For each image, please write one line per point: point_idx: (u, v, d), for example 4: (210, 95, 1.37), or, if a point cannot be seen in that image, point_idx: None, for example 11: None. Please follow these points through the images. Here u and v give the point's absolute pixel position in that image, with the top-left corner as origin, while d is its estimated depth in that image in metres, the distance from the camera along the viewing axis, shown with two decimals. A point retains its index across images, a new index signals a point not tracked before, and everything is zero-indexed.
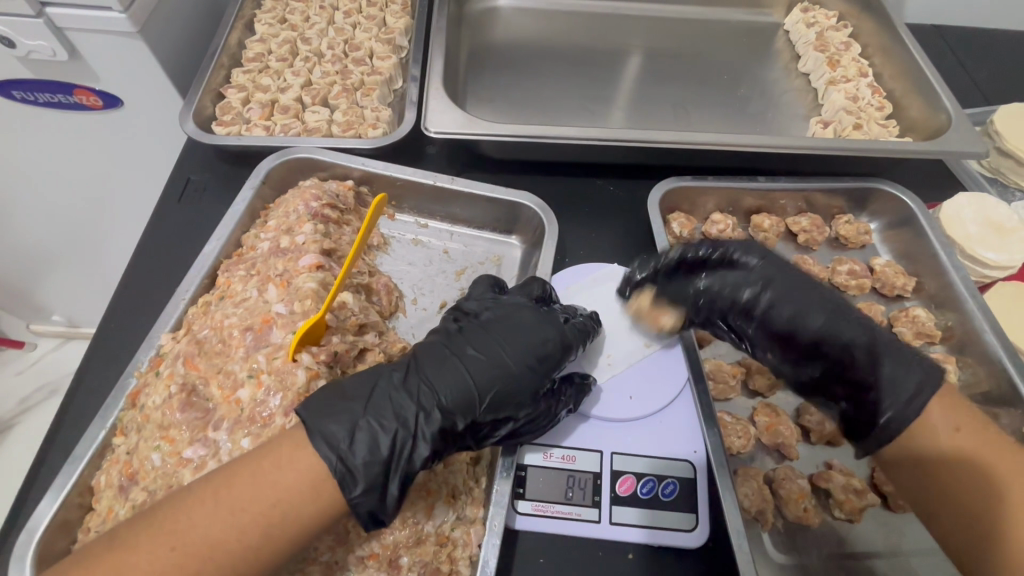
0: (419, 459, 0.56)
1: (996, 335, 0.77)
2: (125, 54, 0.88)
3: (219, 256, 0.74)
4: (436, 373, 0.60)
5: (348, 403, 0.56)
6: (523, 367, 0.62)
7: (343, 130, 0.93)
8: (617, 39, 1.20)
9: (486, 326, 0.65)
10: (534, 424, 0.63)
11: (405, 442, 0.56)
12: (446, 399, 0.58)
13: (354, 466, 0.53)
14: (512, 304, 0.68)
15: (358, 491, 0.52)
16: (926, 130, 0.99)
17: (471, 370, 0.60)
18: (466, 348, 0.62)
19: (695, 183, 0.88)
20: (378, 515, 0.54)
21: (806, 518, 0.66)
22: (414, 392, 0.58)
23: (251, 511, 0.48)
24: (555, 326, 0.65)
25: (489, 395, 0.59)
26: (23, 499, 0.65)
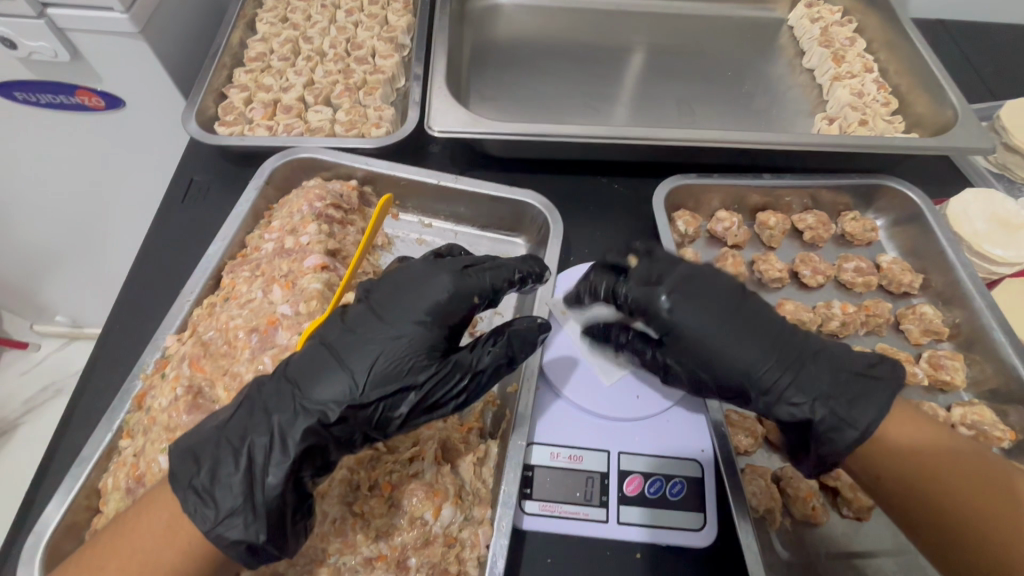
0: (275, 479, 0.50)
1: (1004, 331, 0.76)
2: (126, 55, 0.88)
3: (223, 257, 0.74)
4: (309, 368, 0.54)
5: (206, 429, 0.53)
6: (410, 329, 0.56)
7: (346, 129, 0.92)
8: (620, 35, 1.19)
9: (367, 303, 0.59)
10: (443, 391, 0.56)
11: (261, 457, 0.51)
12: (313, 391, 0.53)
13: (211, 493, 0.49)
14: (395, 271, 0.62)
15: (213, 523, 0.48)
16: (932, 126, 0.98)
17: (345, 358, 0.55)
18: (345, 333, 0.56)
19: (700, 181, 0.87)
20: (253, 542, 0.49)
21: (814, 517, 0.66)
22: (282, 391, 0.54)
23: (111, 566, 0.48)
24: (446, 277, 0.59)
25: (368, 377, 0.54)
26: (31, 500, 0.65)
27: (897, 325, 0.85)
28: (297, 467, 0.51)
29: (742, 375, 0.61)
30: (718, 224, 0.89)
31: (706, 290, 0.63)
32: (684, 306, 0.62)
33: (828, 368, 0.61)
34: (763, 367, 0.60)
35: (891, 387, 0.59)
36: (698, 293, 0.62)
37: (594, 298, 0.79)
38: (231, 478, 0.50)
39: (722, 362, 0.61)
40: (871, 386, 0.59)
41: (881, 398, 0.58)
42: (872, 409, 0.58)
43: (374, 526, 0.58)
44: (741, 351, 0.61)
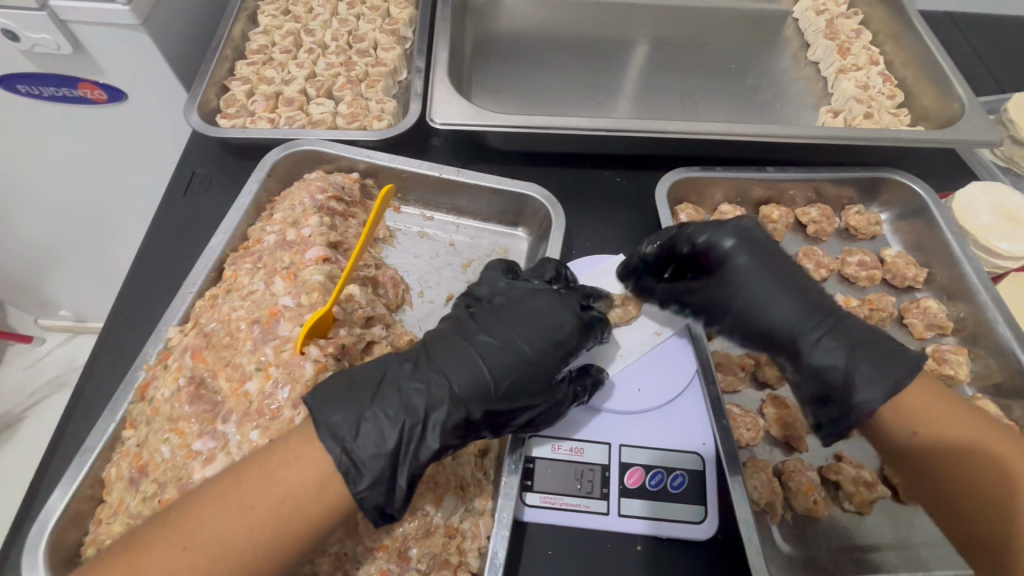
0: (427, 453, 0.54)
1: (1009, 325, 0.76)
2: (129, 47, 0.87)
3: (225, 249, 0.74)
4: (448, 361, 0.57)
5: (348, 394, 0.54)
6: (535, 347, 0.60)
7: (348, 122, 0.92)
8: (624, 28, 1.18)
9: (495, 313, 0.63)
10: (553, 412, 0.61)
11: (414, 434, 0.54)
12: (459, 386, 0.56)
13: (360, 459, 0.51)
14: (526, 291, 0.65)
15: (364, 485, 0.50)
16: (938, 119, 0.97)
17: (485, 358, 0.58)
18: (478, 334, 0.60)
19: (703, 174, 0.86)
20: (387, 508, 0.52)
21: (815, 510, 0.66)
22: (427, 377, 0.56)
23: (263, 508, 0.47)
24: (571, 310, 0.62)
25: (506, 381, 0.57)
26: (36, 489, 0.65)
27: (901, 319, 0.84)
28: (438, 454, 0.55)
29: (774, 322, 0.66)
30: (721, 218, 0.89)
31: (750, 247, 0.69)
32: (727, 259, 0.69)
33: (861, 339, 0.63)
34: (791, 319, 0.65)
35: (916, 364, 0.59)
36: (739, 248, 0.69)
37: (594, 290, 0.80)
38: (383, 443, 0.52)
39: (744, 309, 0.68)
40: (895, 362, 0.60)
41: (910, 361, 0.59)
42: (895, 368, 0.60)
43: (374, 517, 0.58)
44: (782, 304, 0.66)
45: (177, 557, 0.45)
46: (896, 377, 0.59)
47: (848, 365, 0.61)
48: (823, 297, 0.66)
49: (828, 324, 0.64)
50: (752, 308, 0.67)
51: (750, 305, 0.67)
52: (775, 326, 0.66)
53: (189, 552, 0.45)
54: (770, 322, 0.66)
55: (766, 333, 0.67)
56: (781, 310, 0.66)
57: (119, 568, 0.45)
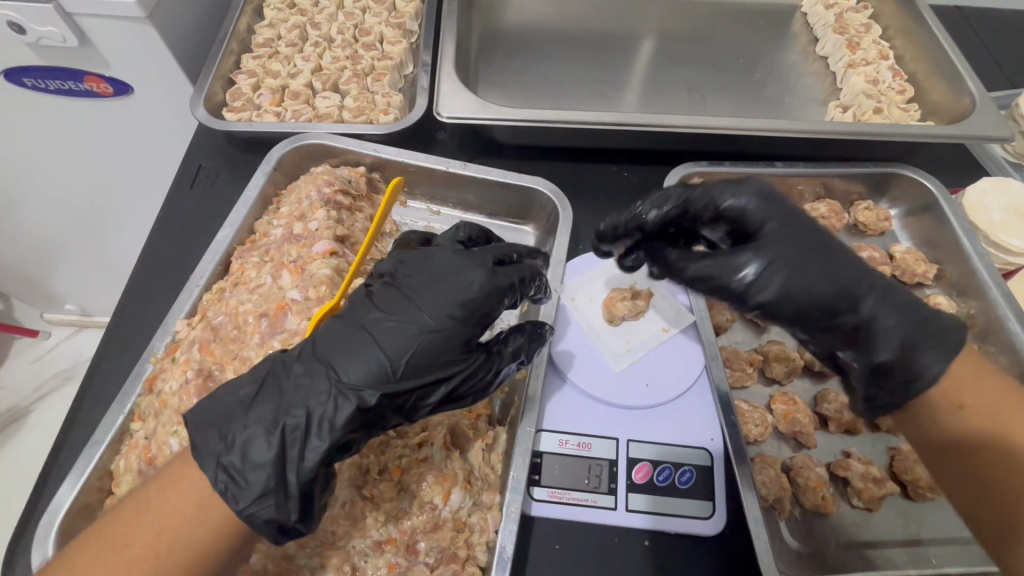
0: (313, 456, 0.49)
1: (1020, 322, 0.75)
2: (135, 40, 0.87)
3: (232, 242, 0.74)
4: (337, 350, 0.53)
5: (231, 404, 0.52)
6: (439, 316, 0.54)
7: (354, 116, 0.91)
8: (630, 21, 1.17)
9: (394, 287, 0.57)
10: (472, 383, 0.56)
11: (295, 437, 0.50)
12: (347, 375, 0.51)
13: (242, 473, 0.48)
14: (425, 256, 0.59)
15: (246, 502, 0.48)
16: (949, 114, 0.96)
17: (378, 340, 0.53)
18: (370, 314, 0.55)
19: (711, 169, 0.86)
20: (284, 521, 0.49)
21: (824, 506, 0.65)
22: (313, 372, 0.52)
23: (135, 547, 0.48)
24: (477, 269, 0.57)
25: (402, 363, 0.52)
26: (45, 482, 0.66)
27: None
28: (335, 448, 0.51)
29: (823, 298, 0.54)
30: None
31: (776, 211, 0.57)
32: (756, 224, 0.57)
33: (904, 309, 0.55)
34: (835, 293, 0.54)
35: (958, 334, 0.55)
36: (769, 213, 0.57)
37: (602, 285, 0.79)
38: (264, 454, 0.49)
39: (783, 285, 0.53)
40: (942, 335, 0.54)
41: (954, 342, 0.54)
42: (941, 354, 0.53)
43: (383, 510, 0.58)
44: (825, 274, 0.54)
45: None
46: (950, 351, 0.54)
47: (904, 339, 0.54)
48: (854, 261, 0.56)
49: (874, 286, 0.55)
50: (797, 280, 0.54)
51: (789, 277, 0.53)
52: (824, 302, 0.54)
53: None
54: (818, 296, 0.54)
55: (808, 311, 0.54)
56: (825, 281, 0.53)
57: None
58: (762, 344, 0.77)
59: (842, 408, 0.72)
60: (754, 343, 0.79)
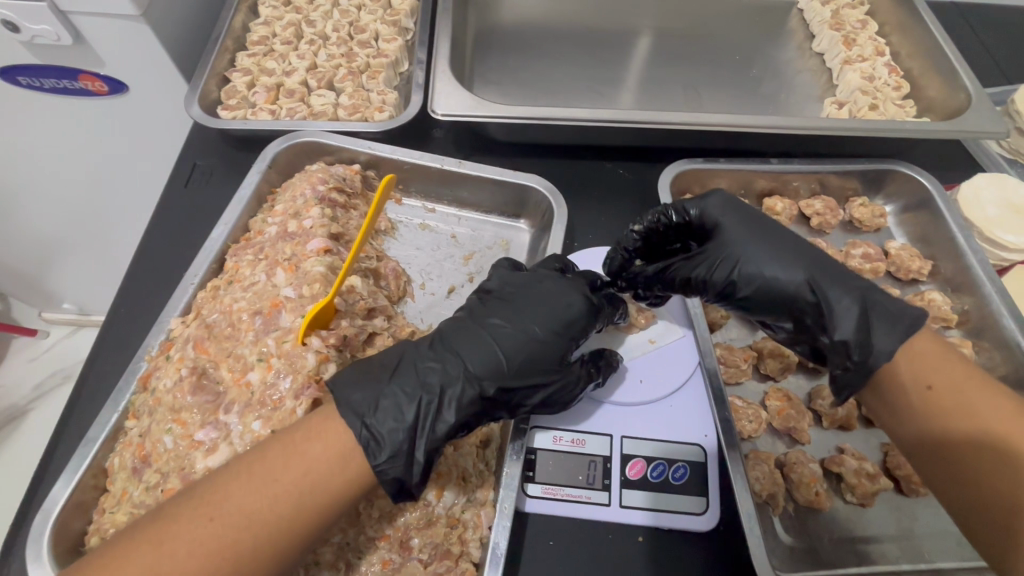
0: (443, 428, 0.54)
1: (1014, 317, 0.75)
2: (129, 37, 0.87)
3: (226, 240, 0.74)
4: (463, 342, 0.58)
5: (370, 374, 0.55)
6: (546, 326, 0.60)
7: (349, 113, 0.91)
8: (627, 17, 1.16)
9: (506, 298, 0.62)
10: (568, 391, 0.61)
11: (429, 411, 0.54)
12: (473, 365, 0.56)
13: (379, 433, 0.52)
14: (534, 276, 0.64)
15: (384, 457, 0.51)
16: (944, 110, 0.96)
17: (497, 337, 0.58)
18: (490, 317, 0.60)
19: (705, 165, 0.86)
20: (405, 483, 0.52)
21: (818, 502, 0.66)
22: (443, 358, 0.57)
23: (285, 480, 0.47)
24: (581, 293, 0.62)
25: (519, 360, 0.57)
26: (39, 480, 0.66)
27: None
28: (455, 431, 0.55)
29: (778, 287, 0.63)
30: None
31: (742, 215, 0.67)
32: (725, 227, 0.67)
33: (856, 293, 0.60)
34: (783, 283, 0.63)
35: (914, 318, 0.58)
36: (735, 218, 0.67)
37: None
38: (402, 418, 0.53)
39: (751, 274, 0.64)
40: (897, 317, 0.58)
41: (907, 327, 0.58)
42: (892, 334, 0.57)
43: (378, 506, 0.59)
44: (778, 262, 0.63)
45: (204, 528, 0.45)
46: (903, 330, 0.57)
47: (854, 316, 0.59)
48: (818, 253, 0.64)
49: (827, 278, 0.61)
50: (749, 274, 0.64)
51: (741, 272, 0.65)
52: (776, 289, 0.63)
53: (218, 522, 0.45)
54: (771, 283, 0.64)
55: (764, 301, 0.65)
56: (783, 271, 0.63)
57: (147, 543, 0.44)
58: (756, 340, 0.78)
59: (836, 403, 0.72)
60: (748, 339, 0.79)
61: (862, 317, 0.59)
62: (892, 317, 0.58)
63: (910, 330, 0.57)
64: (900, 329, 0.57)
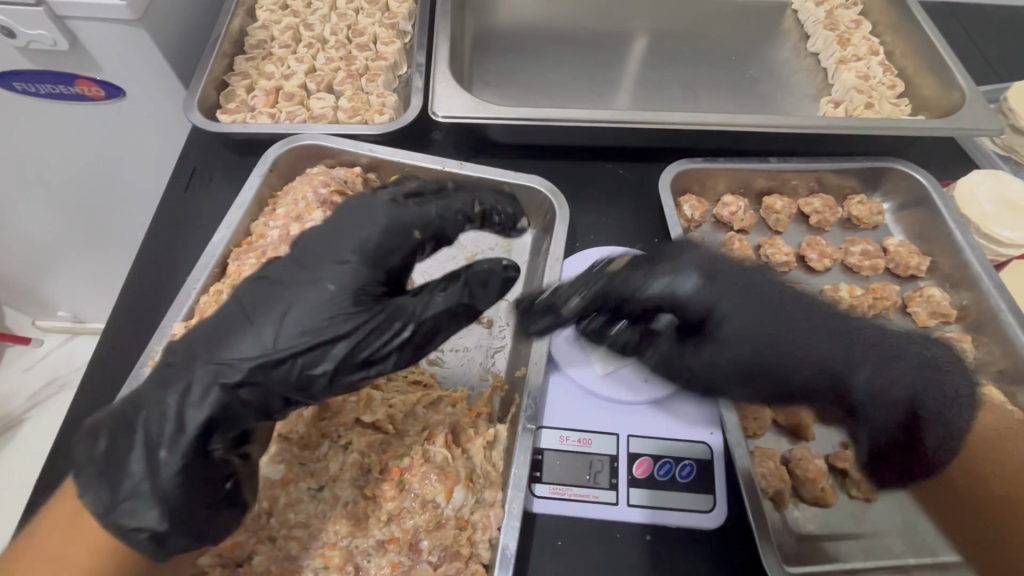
0: (195, 423, 0.49)
1: (1012, 312, 0.76)
2: (127, 43, 0.87)
3: (228, 244, 0.74)
4: (234, 334, 0.51)
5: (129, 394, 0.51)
6: (338, 277, 0.53)
7: (349, 116, 0.91)
8: (623, 19, 1.17)
9: (295, 260, 0.55)
10: (386, 340, 0.53)
11: (172, 423, 0.49)
12: (247, 351, 0.50)
13: (161, 464, 0.48)
14: (353, 204, 0.58)
15: (149, 503, 0.47)
16: (939, 108, 0.97)
17: (291, 304, 0.52)
18: (272, 279, 0.54)
19: (705, 165, 0.87)
20: (159, 531, 0.47)
21: (824, 498, 0.66)
22: (197, 357, 0.50)
23: None
24: (376, 226, 0.56)
25: (298, 329, 0.51)
26: (39, 491, 0.65)
27: (904, 308, 0.84)
28: (232, 391, 0.50)
29: (823, 353, 0.61)
30: (724, 209, 0.89)
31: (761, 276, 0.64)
32: (717, 280, 0.61)
33: (912, 366, 0.61)
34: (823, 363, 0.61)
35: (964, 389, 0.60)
36: (734, 279, 0.61)
37: None
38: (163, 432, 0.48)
39: (800, 355, 0.61)
40: (944, 376, 0.60)
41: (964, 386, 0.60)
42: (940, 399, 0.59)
43: (385, 510, 0.59)
44: (811, 336, 0.61)
45: None
46: (950, 391, 0.59)
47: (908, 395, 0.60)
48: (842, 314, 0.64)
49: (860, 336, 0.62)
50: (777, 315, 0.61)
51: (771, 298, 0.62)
52: (812, 357, 0.61)
53: None
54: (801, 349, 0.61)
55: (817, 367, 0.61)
56: (815, 347, 0.61)
57: None
58: None
59: None
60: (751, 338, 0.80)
61: (893, 379, 0.60)
62: (947, 383, 0.60)
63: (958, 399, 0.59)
64: (957, 384, 0.60)
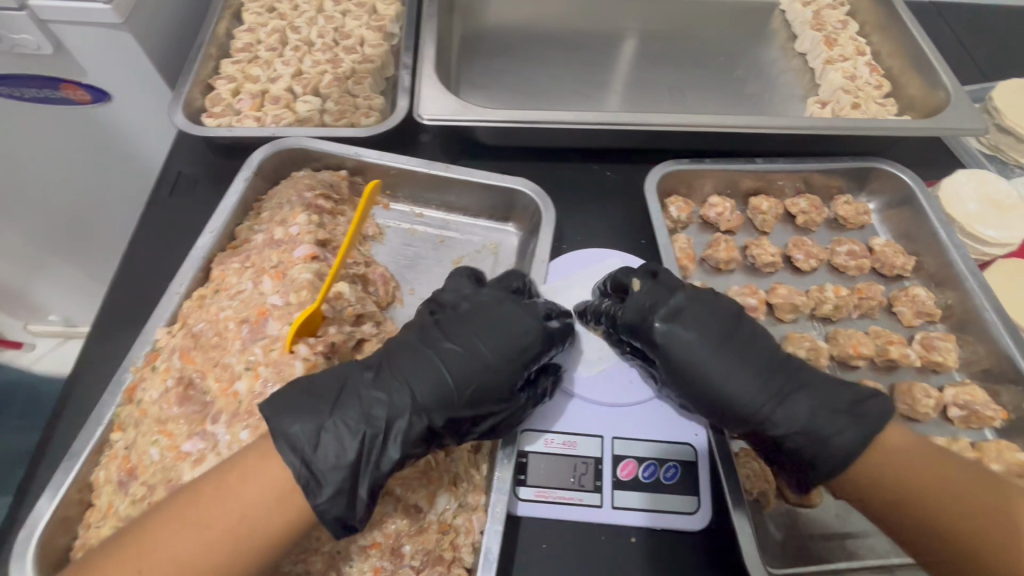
0: (388, 464, 0.54)
1: (996, 311, 0.77)
2: (111, 46, 0.86)
3: (212, 249, 0.74)
4: (417, 377, 0.57)
5: (310, 404, 0.54)
6: (509, 361, 0.60)
7: (336, 119, 0.91)
8: (612, 20, 1.17)
9: (462, 321, 0.62)
10: (519, 416, 0.62)
11: (374, 443, 0.54)
12: (422, 397, 0.56)
13: (320, 471, 0.51)
14: (496, 298, 0.65)
15: (324, 497, 0.50)
16: (924, 108, 0.98)
17: (449, 365, 0.58)
18: (442, 341, 0.60)
19: (692, 166, 0.87)
20: (348, 519, 0.52)
21: (808, 498, 0.66)
22: (390, 386, 0.56)
23: (217, 528, 0.47)
24: (533, 316, 0.63)
25: (467, 390, 0.58)
26: (22, 499, 0.64)
27: (890, 307, 0.85)
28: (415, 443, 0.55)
29: (734, 399, 0.60)
30: (711, 210, 0.89)
31: (700, 311, 0.64)
32: (676, 321, 0.63)
33: (819, 407, 0.58)
34: (749, 391, 0.60)
35: (871, 429, 0.56)
36: (681, 312, 0.64)
37: (573, 298, 0.79)
38: (344, 449, 0.52)
39: (702, 385, 0.61)
40: (857, 421, 0.57)
41: (869, 432, 0.56)
42: (849, 442, 0.56)
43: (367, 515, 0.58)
44: (733, 371, 0.61)
45: None
46: (870, 428, 0.56)
47: (800, 431, 0.58)
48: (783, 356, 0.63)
49: (786, 377, 0.61)
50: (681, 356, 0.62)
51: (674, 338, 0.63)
52: (723, 395, 0.61)
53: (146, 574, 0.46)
54: (704, 386, 0.61)
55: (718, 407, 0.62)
56: (731, 384, 0.60)
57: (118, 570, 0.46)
58: None
59: None
60: None
61: (815, 428, 0.58)
62: (849, 424, 0.56)
63: (868, 441, 0.56)
64: (854, 435, 0.56)
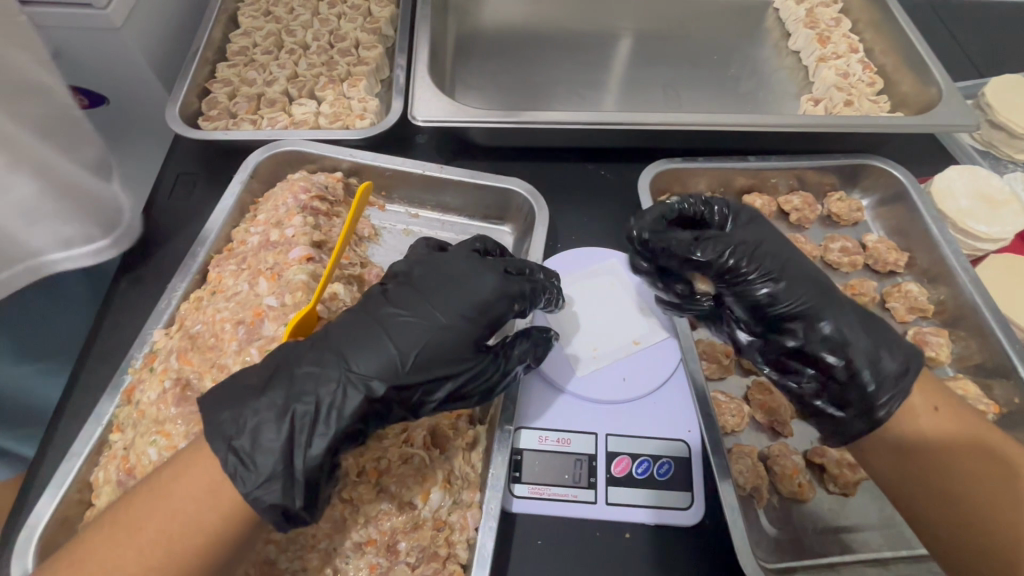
0: (319, 446, 0.52)
1: (988, 305, 0.77)
2: (107, 51, 0.87)
3: (209, 251, 0.75)
4: (353, 346, 0.55)
5: (243, 389, 0.53)
6: (454, 325, 0.57)
7: (331, 122, 0.92)
8: (606, 20, 1.18)
9: (416, 287, 0.60)
10: (482, 382, 0.60)
11: (304, 424, 0.52)
12: (359, 365, 0.54)
13: (247, 455, 0.50)
14: (443, 259, 0.63)
15: (254, 485, 0.49)
16: (917, 104, 0.98)
17: (394, 335, 0.56)
18: (387, 309, 0.58)
19: (684, 165, 0.87)
20: (289, 507, 0.50)
21: (801, 493, 0.67)
22: (323, 361, 0.54)
23: (150, 530, 0.48)
24: (494, 274, 0.60)
25: (412, 356, 0.55)
26: (23, 500, 0.65)
27: (883, 303, 0.85)
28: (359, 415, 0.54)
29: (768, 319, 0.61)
30: None
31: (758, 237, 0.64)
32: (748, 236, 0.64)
33: (863, 324, 0.59)
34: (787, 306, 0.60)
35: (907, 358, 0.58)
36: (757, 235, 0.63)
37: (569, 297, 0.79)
38: (274, 441, 0.51)
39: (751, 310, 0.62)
40: (886, 363, 0.57)
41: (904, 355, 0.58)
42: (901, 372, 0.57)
43: (363, 512, 0.59)
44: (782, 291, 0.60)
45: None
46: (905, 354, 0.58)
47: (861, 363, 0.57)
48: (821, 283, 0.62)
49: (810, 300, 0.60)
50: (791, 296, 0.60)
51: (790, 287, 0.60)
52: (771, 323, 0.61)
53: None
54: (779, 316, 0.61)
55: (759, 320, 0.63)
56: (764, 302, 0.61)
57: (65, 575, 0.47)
58: None
59: None
60: None
61: (870, 351, 0.58)
62: (889, 340, 0.59)
63: (908, 364, 0.58)
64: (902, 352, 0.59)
